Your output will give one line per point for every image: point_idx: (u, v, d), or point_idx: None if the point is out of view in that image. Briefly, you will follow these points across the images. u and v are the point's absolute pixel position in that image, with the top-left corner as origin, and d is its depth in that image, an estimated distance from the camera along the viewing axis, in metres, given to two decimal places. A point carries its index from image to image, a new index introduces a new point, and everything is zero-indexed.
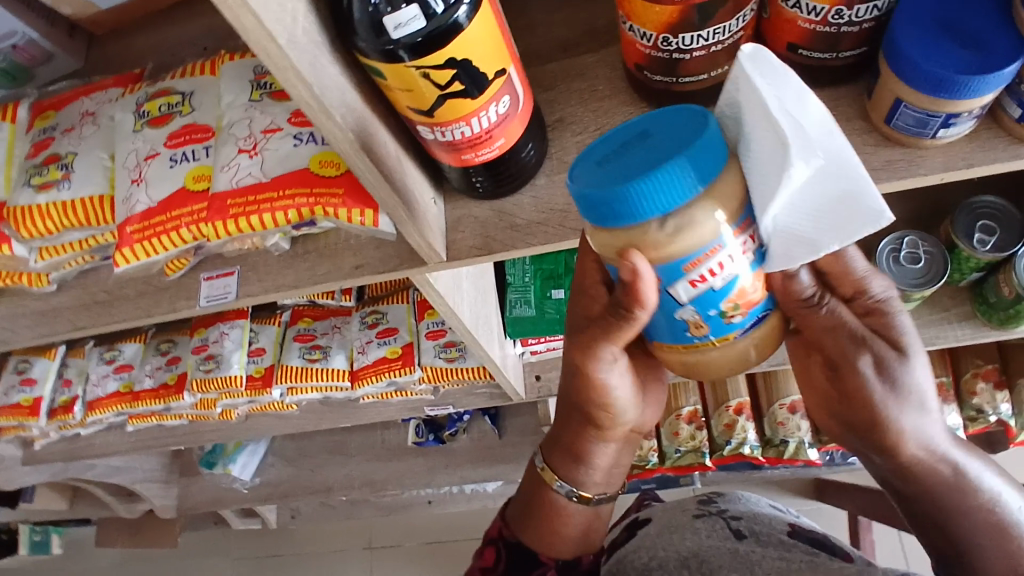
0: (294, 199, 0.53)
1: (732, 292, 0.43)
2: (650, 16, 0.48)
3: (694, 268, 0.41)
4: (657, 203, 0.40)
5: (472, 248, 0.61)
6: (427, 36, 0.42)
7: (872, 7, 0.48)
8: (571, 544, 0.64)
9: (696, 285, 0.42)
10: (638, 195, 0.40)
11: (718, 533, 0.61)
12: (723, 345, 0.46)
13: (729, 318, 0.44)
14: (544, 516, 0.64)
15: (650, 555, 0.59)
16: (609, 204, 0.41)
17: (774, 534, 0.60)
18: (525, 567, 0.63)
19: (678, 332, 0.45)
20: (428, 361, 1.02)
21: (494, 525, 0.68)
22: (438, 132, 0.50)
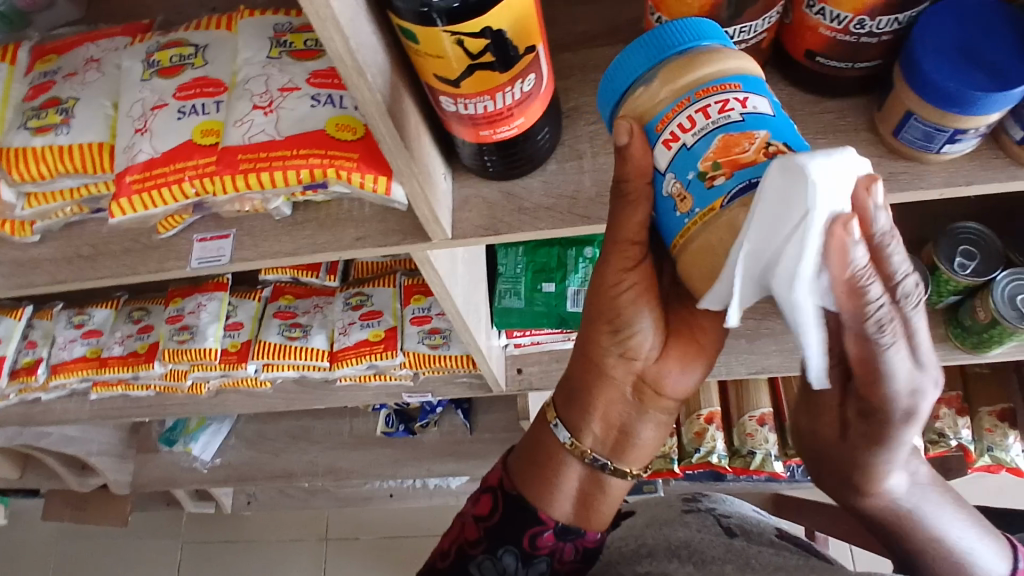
0: (308, 159, 0.52)
1: (710, 150, 0.39)
2: (679, 9, 0.49)
3: (667, 126, 0.42)
4: (633, 63, 0.44)
5: (477, 228, 0.60)
6: (464, 4, 0.42)
7: (894, 20, 0.50)
8: (568, 502, 0.60)
9: (671, 144, 0.41)
10: (625, 61, 0.45)
11: (709, 528, 0.65)
12: (713, 220, 0.39)
13: (712, 182, 0.39)
14: (541, 466, 0.60)
15: (640, 543, 0.65)
16: (612, 78, 0.46)
17: (764, 534, 0.64)
18: (521, 522, 0.59)
19: (672, 212, 0.42)
20: (411, 346, 1.02)
21: (494, 471, 0.64)
22: (460, 105, 0.50)
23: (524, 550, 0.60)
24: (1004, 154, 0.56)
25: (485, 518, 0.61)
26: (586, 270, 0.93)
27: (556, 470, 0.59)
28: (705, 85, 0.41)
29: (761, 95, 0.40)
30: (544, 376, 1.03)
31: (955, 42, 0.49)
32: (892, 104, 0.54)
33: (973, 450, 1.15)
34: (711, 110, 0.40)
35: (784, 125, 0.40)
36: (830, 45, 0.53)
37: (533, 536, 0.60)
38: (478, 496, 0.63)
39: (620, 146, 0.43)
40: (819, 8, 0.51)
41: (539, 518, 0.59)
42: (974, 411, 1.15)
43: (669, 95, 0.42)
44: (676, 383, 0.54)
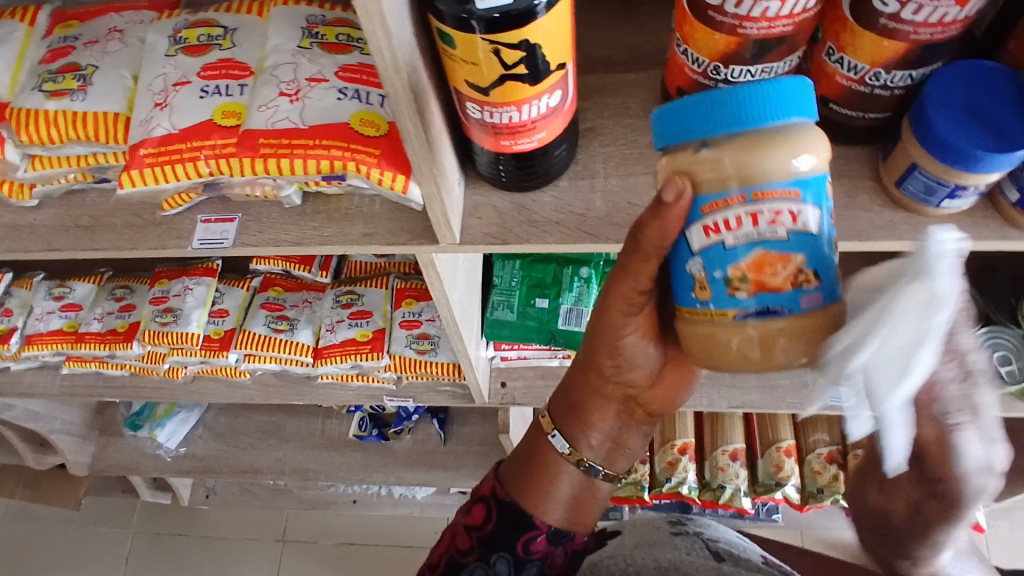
0: (329, 150, 0.52)
1: (743, 259, 0.41)
2: (708, 44, 0.51)
3: (710, 213, 0.42)
4: (704, 120, 0.42)
5: (486, 236, 0.61)
6: (504, 14, 0.43)
7: (907, 75, 0.52)
8: (560, 509, 0.65)
9: (708, 234, 0.42)
10: (693, 111, 0.42)
11: (697, 551, 0.64)
12: (722, 320, 0.43)
13: (733, 290, 0.42)
14: (538, 472, 0.66)
15: (627, 561, 0.63)
16: (672, 120, 0.43)
17: (752, 560, 0.62)
18: (514, 526, 0.63)
19: (685, 290, 0.45)
20: (397, 350, 1.01)
21: (485, 484, 0.67)
22: (486, 112, 0.50)
23: (517, 555, 0.62)
24: (998, 215, 0.58)
25: (479, 526, 0.64)
26: (581, 289, 0.94)
27: (552, 476, 0.66)
28: (763, 188, 0.40)
29: (815, 209, 0.41)
30: (527, 391, 1.03)
31: (964, 103, 0.51)
32: (898, 155, 0.56)
33: None
34: (761, 219, 0.41)
35: (821, 249, 0.42)
36: (845, 93, 0.55)
37: (527, 541, 0.63)
38: (470, 506, 0.65)
39: (663, 203, 0.43)
40: (839, 57, 0.53)
41: (535, 522, 0.63)
42: None
43: (729, 177, 0.41)
44: (660, 400, 0.65)
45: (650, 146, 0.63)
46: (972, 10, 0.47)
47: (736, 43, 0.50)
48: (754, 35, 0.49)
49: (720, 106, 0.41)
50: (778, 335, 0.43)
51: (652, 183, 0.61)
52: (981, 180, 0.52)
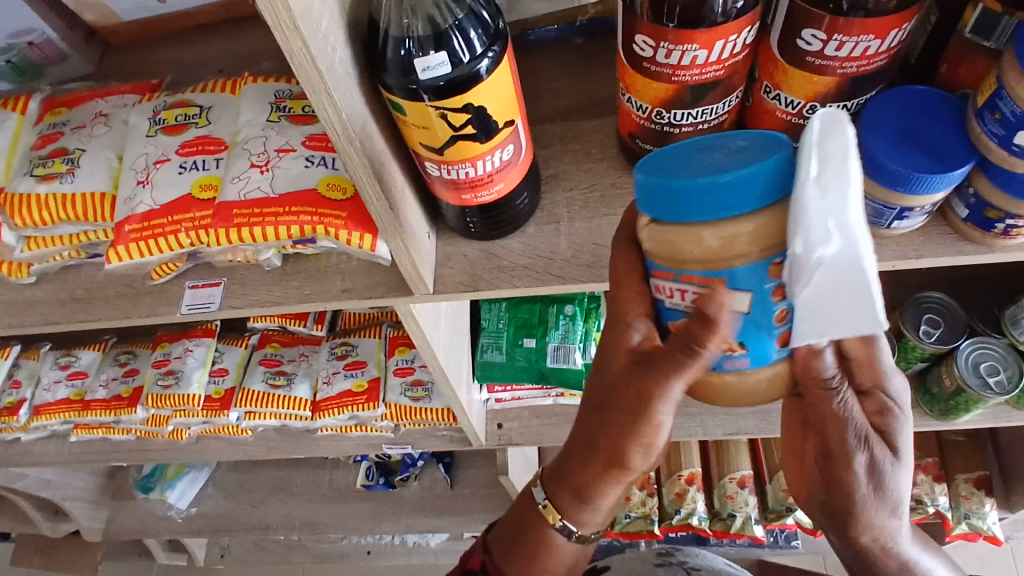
0: (299, 215, 0.55)
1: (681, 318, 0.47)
2: (647, 91, 0.54)
3: (659, 278, 0.46)
4: (680, 205, 0.41)
5: (458, 284, 0.63)
6: (447, 82, 0.46)
7: (842, 106, 0.55)
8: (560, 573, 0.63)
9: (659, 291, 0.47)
10: (675, 191, 0.41)
11: None
12: None
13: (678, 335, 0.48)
14: (534, 548, 0.62)
15: None
16: (655, 191, 0.42)
17: None
18: None
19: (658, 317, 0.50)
20: (393, 398, 1.03)
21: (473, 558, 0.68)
22: (444, 170, 0.53)
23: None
24: (952, 230, 0.60)
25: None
26: (566, 327, 0.95)
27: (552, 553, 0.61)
28: (691, 274, 0.43)
29: (745, 296, 0.43)
30: (524, 431, 1.04)
31: (899, 129, 0.54)
32: None
33: (951, 518, 1.15)
34: (687, 296, 0.45)
35: (751, 329, 0.44)
36: (787, 127, 0.58)
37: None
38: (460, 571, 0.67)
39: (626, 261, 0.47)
40: (775, 94, 0.56)
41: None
42: (950, 477, 1.16)
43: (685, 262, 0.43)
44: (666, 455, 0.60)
45: (611, 187, 0.65)
46: (893, 42, 0.49)
47: (673, 89, 0.53)
48: (690, 81, 0.52)
49: (685, 198, 0.41)
50: (718, 384, 0.48)
51: (615, 223, 0.64)
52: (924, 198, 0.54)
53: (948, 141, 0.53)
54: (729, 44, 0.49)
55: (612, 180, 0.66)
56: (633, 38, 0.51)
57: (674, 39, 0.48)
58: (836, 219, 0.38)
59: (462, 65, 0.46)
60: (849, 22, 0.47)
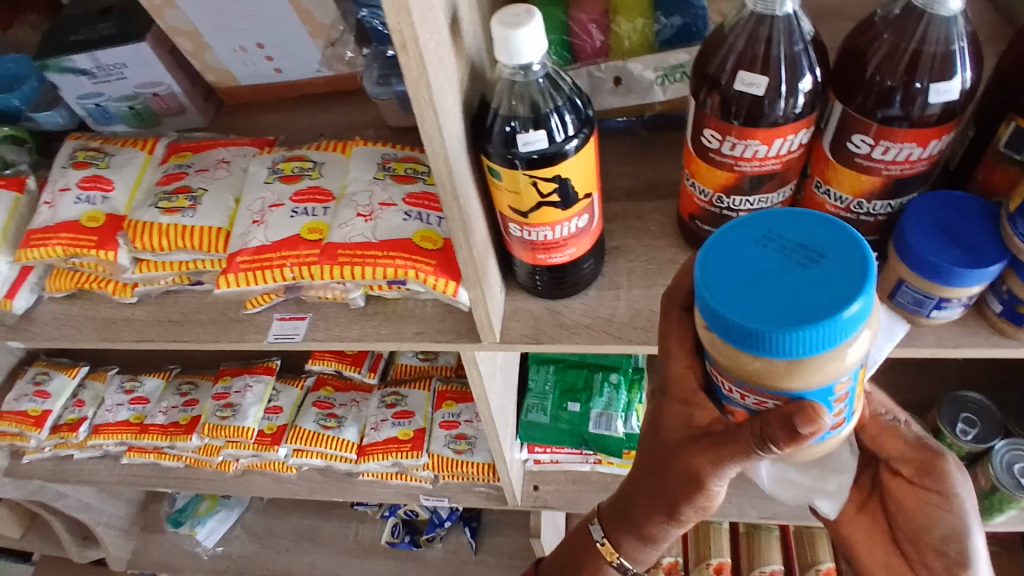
0: (394, 260, 0.63)
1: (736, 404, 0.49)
2: (710, 178, 0.61)
3: (719, 371, 0.47)
4: (750, 341, 0.42)
5: (523, 336, 0.69)
6: (542, 156, 0.53)
7: (886, 204, 0.61)
8: None
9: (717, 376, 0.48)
10: (744, 329, 0.42)
11: None
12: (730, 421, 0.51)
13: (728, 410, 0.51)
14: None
15: None
16: (723, 321, 0.43)
17: None
18: None
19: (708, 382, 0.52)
20: (436, 449, 1.08)
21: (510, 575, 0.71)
22: (525, 231, 0.61)
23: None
24: (988, 325, 0.64)
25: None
26: (610, 395, 1.00)
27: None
28: (754, 387, 0.45)
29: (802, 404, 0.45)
30: (559, 495, 1.06)
31: (939, 227, 0.59)
32: (886, 272, 0.63)
33: None
34: (748, 397, 0.47)
35: None
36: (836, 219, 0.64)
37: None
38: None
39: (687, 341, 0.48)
40: (826, 189, 0.62)
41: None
42: None
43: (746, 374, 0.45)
44: None
45: (669, 261, 0.72)
46: (934, 150, 0.56)
47: (734, 177, 0.60)
48: (749, 172, 0.59)
49: (757, 338, 0.42)
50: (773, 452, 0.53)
51: None
52: (959, 290, 0.60)
53: (983, 242, 0.59)
54: (787, 142, 0.56)
55: (669, 255, 0.72)
56: (702, 132, 0.58)
57: (738, 134, 0.55)
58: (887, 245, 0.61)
59: (556, 142, 0.54)
60: (894, 130, 0.54)
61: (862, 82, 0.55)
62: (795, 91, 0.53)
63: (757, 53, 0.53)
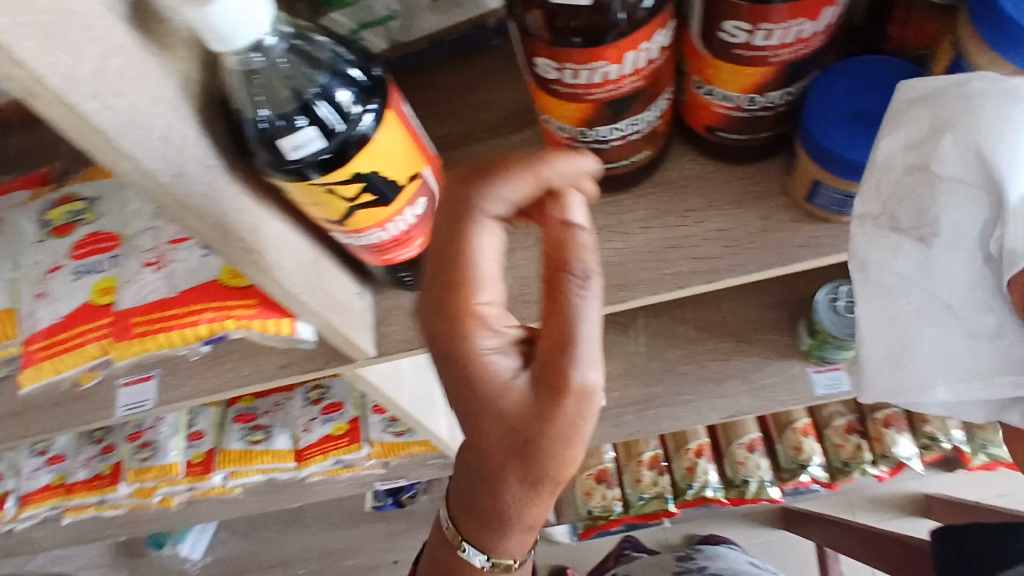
0: (204, 313, 0.52)
1: None
2: (564, 112, 0.48)
3: None
4: None
5: (403, 341, 0.59)
6: (335, 153, 0.40)
7: (784, 94, 0.48)
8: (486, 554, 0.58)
9: None
10: None
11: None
12: None
13: None
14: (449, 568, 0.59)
15: None
16: None
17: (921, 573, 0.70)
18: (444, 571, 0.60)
19: None
20: (231, 443, 1.08)
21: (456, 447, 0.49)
22: (355, 236, 0.49)
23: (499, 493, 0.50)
24: None
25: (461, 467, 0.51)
26: None
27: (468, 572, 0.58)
28: None
29: None
30: None
31: (961, 45, 0.41)
32: (797, 173, 0.52)
33: (965, 451, 1.31)
34: None
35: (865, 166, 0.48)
36: (727, 121, 0.52)
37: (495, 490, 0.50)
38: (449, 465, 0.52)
39: None
40: (708, 89, 0.49)
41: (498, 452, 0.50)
42: None
43: None
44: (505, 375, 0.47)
45: None
46: (829, 19, 0.43)
47: (589, 108, 0.46)
48: (604, 98, 0.45)
49: None
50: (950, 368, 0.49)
51: None
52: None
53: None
54: (642, 53, 0.43)
55: None
56: (535, 62, 0.44)
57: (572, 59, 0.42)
58: (935, 309, 0.48)
59: (338, 132, 0.40)
60: (770, 8, 0.40)
61: None
62: None
63: None
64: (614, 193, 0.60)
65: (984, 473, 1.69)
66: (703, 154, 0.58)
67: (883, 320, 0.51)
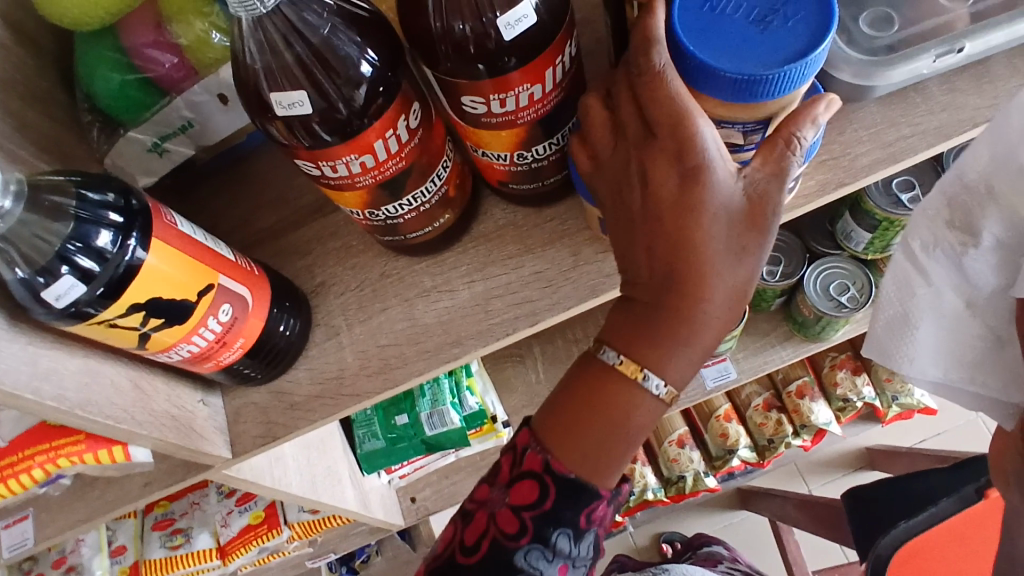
0: (35, 457, 0.54)
1: None
2: (344, 200, 0.49)
3: None
4: None
5: (258, 437, 0.60)
6: (108, 284, 0.42)
7: (549, 145, 0.51)
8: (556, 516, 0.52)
9: None
10: None
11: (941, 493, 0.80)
12: None
13: None
14: None
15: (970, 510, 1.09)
16: None
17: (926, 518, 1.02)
18: None
19: None
20: (153, 553, 1.04)
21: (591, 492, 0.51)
22: (165, 356, 0.49)
23: (576, 528, 0.51)
24: None
25: (529, 510, 0.50)
26: (433, 390, 0.91)
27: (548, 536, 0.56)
28: None
29: None
30: (438, 497, 1.04)
31: None
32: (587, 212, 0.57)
33: (881, 405, 1.33)
34: None
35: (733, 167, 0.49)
36: (511, 175, 0.54)
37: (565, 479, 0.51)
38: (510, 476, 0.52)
39: None
40: (482, 152, 0.52)
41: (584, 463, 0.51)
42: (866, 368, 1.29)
43: None
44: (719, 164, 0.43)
45: (381, 277, 0.62)
46: (556, 77, 0.46)
47: (364, 193, 0.48)
48: (374, 183, 0.47)
49: None
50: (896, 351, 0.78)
51: (393, 316, 0.61)
52: None
53: (806, 1, 0.42)
54: (393, 137, 0.45)
55: (380, 269, 0.63)
56: (296, 163, 0.46)
57: (324, 157, 0.44)
58: (929, 304, 0.62)
59: (109, 263, 0.42)
60: (508, 78, 0.44)
61: (434, 35, 0.43)
62: (364, 78, 0.42)
63: (284, 61, 0.41)
64: (438, 254, 0.62)
65: (911, 420, 1.75)
66: (510, 202, 0.61)
67: (899, 296, 0.64)
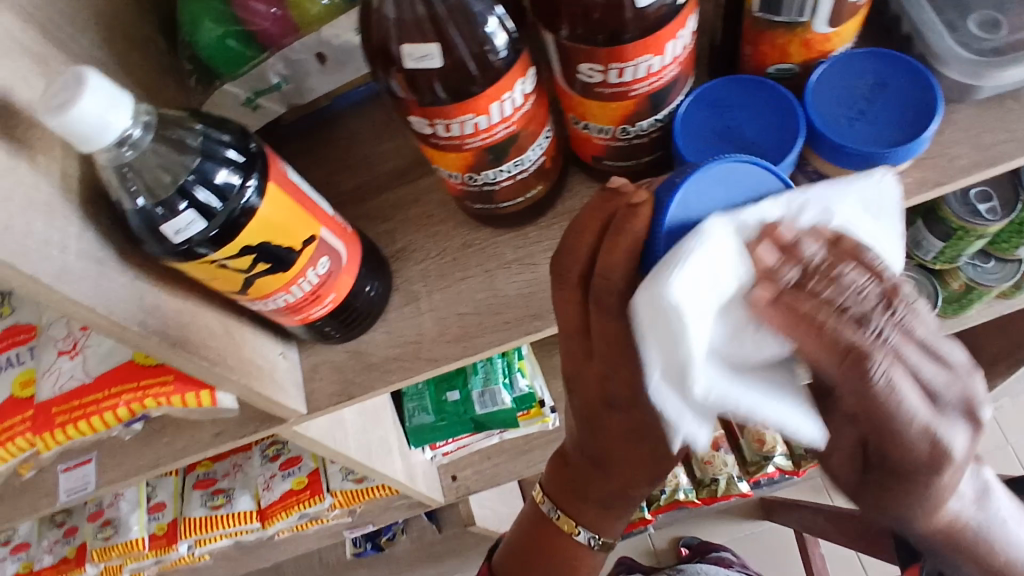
0: (121, 395, 0.55)
1: None
2: (448, 161, 0.50)
3: None
4: None
5: (332, 395, 0.60)
6: (222, 228, 0.42)
7: (653, 121, 0.51)
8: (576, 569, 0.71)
9: None
10: None
11: None
12: None
13: None
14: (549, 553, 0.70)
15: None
16: None
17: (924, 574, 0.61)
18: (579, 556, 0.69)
19: None
20: (192, 511, 1.06)
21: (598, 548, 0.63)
22: (263, 303, 0.49)
23: None
24: None
25: None
26: (486, 368, 0.91)
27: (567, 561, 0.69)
28: None
29: None
30: (478, 477, 1.04)
31: None
32: None
33: None
34: None
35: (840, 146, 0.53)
36: (608, 150, 0.54)
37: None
38: None
39: None
40: (584, 124, 0.52)
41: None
42: None
43: None
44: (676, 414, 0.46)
45: (463, 247, 0.63)
46: (674, 52, 0.46)
47: (469, 156, 0.48)
48: (481, 146, 0.47)
49: None
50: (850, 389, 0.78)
51: (473, 286, 0.61)
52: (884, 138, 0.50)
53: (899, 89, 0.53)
54: (508, 101, 0.45)
55: (461, 239, 0.63)
56: (409, 120, 0.46)
57: (440, 115, 0.44)
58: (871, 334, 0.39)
59: (225, 205, 0.42)
60: (629, 47, 0.44)
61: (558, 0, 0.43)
62: (488, 39, 0.42)
63: (412, 16, 0.41)
64: (521, 227, 0.62)
65: None
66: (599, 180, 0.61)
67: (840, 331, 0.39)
